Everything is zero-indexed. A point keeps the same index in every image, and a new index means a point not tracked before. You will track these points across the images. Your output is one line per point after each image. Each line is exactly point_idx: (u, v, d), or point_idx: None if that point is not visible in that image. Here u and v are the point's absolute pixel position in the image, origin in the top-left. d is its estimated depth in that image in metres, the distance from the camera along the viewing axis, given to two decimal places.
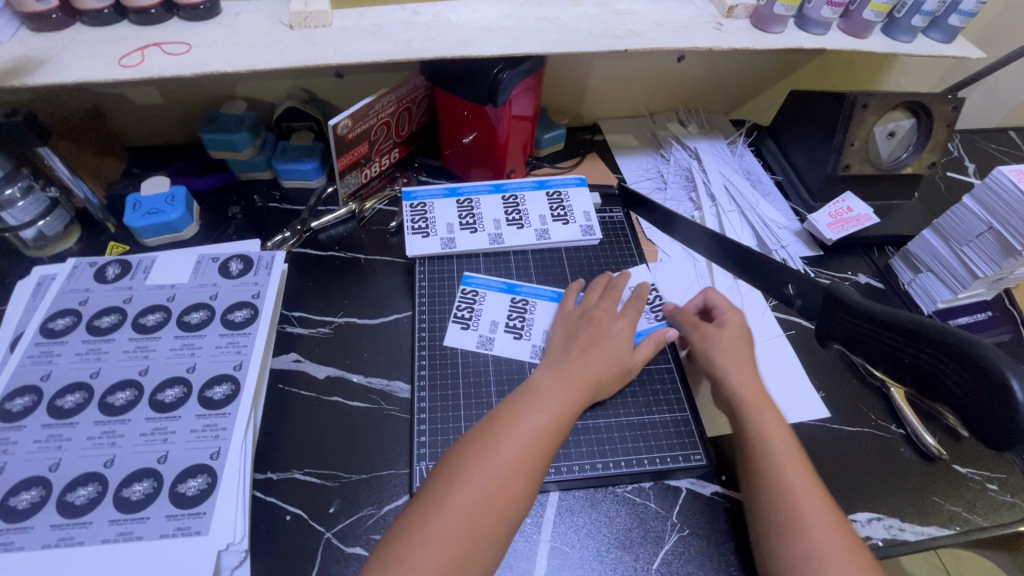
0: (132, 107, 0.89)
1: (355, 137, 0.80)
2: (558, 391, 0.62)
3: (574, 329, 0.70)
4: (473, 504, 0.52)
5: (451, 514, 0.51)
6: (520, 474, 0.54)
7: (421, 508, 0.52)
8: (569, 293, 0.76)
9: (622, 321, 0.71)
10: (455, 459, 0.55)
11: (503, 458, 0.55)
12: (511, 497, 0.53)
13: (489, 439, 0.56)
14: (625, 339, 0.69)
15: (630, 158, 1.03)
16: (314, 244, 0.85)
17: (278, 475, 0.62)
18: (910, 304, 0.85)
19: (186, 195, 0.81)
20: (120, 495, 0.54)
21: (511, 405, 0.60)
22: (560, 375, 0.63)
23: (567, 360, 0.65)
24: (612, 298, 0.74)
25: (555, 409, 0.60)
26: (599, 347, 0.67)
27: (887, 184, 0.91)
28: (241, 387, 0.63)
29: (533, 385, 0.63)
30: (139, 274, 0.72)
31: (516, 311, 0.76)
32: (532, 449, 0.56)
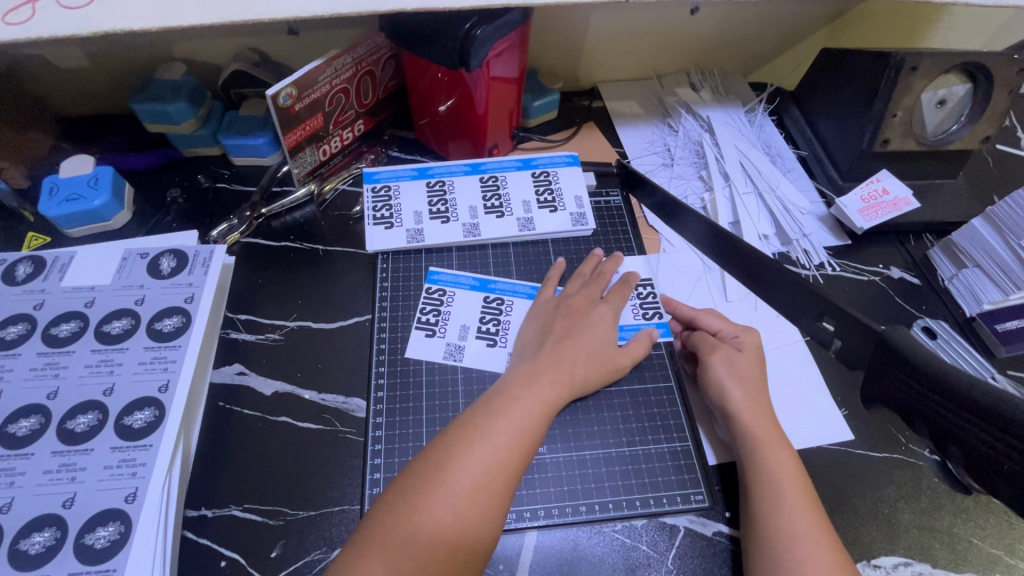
0: (53, 70, 0.77)
1: (304, 108, 0.68)
2: (526, 397, 0.54)
3: (547, 322, 0.62)
4: (427, 543, 0.44)
5: (400, 556, 0.43)
6: (482, 502, 0.47)
7: (364, 550, 0.44)
8: (547, 285, 0.67)
9: (602, 307, 0.64)
10: (407, 486, 0.47)
11: (461, 484, 0.47)
12: (471, 532, 0.46)
13: (445, 459, 0.49)
14: (604, 330, 0.62)
15: (632, 128, 0.90)
16: (266, 233, 0.74)
17: (213, 512, 0.54)
18: (949, 303, 0.74)
19: (112, 176, 0.70)
20: (16, 547, 0.46)
21: (472, 417, 0.52)
22: (528, 374, 0.56)
23: (535, 360, 0.58)
24: (596, 286, 0.66)
25: (523, 420, 0.52)
26: (572, 342, 0.59)
27: (929, 161, 0.79)
28: (166, 412, 0.54)
29: (497, 392, 0.55)
30: (53, 273, 0.62)
31: (490, 312, 0.66)
32: (497, 470, 0.49)
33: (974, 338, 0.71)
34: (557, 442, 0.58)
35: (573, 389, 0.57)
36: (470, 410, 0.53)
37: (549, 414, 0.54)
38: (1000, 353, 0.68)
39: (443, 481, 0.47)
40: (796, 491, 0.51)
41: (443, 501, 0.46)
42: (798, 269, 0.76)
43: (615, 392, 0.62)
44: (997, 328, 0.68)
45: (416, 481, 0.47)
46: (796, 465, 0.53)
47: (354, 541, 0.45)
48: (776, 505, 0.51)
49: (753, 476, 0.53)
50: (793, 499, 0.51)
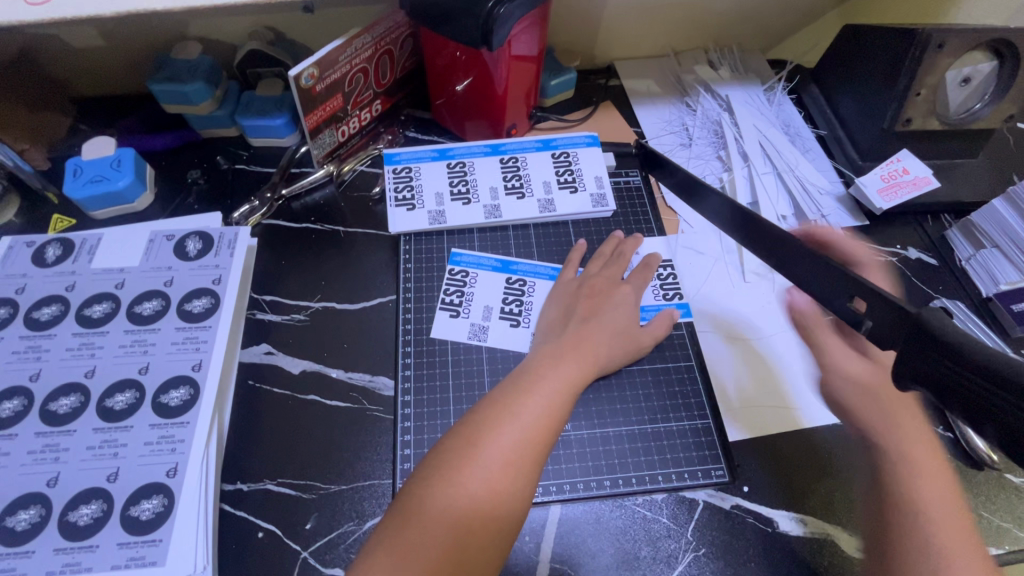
0: (70, 51, 0.76)
1: (324, 88, 0.68)
2: (551, 377, 0.55)
3: (570, 303, 0.63)
4: (457, 518, 0.46)
5: (433, 530, 0.45)
6: (510, 478, 0.48)
7: (398, 523, 0.46)
8: (568, 266, 0.68)
9: (624, 288, 0.64)
10: (438, 463, 0.49)
11: (490, 461, 0.48)
12: (499, 507, 0.47)
13: (474, 437, 0.50)
14: (627, 311, 0.63)
15: (650, 108, 0.89)
16: (287, 214, 0.74)
17: (249, 486, 0.56)
18: (965, 283, 0.74)
19: (134, 158, 0.70)
20: (65, 519, 0.48)
21: (499, 397, 0.53)
22: (554, 354, 0.57)
23: (560, 340, 0.59)
24: (617, 267, 0.67)
25: (549, 400, 0.53)
26: (596, 323, 0.60)
27: (950, 141, 0.78)
28: (200, 390, 0.55)
29: (522, 372, 0.56)
30: (82, 255, 0.63)
31: (512, 294, 0.67)
32: (524, 448, 0.50)
33: (989, 318, 0.71)
34: (581, 421, 0.60)
35: (597, 368, 0.59)
36: (497, 389, 0.54)
37: (574, 394, 0.55)
38: (1015, 332, 0.69)
39: (472, 458, 0.48)
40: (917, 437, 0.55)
41: (472, 478, 0.48)
42: None
43: (635, 370, 0.63)
44: (1013, 309, 0.69)
45: (446, 458, 0.49)
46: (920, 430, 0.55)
47: (388, 515, 0.47)
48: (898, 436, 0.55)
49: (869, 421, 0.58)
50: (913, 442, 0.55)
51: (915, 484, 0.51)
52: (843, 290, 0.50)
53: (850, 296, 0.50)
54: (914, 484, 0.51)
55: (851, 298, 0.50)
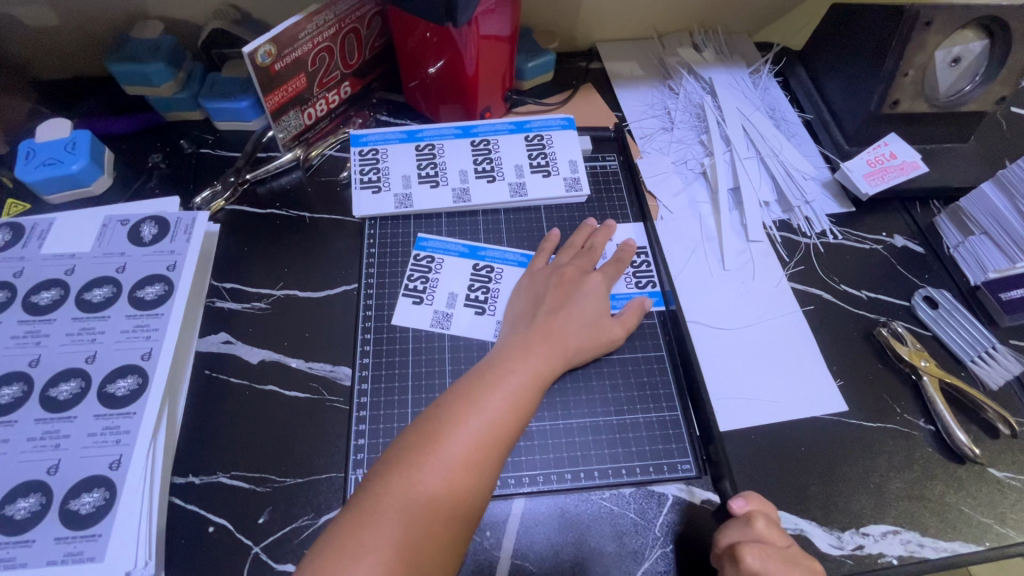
0: (26, 29, 0.74)
1: (286, 67, 0.65)
2: (518, 370, 0.53)
3: (539, 293, 0.61)
4: (417, 515, 0.44)
5: (391, 528, 0.43)
6: (473, 474, 0.47)
7: (355, 519, 0.43)
8: (540, 254, 0.65)
9: (594, 277, 0.62)
10: (398, 457, 0.47)
11: (455, 453, 0.47)
12: (461, 503, 0.46)
13: (438, 427, 0.48)
14: (597, 301, 0.61)
15: (632, 90, 0.86)
16: (251, 200, 0.72)
17: (201, 479, 0.54)
18: (953, 272, 0.72)
19: (90, 141, 0.68)
20: (1, 513, 0.46)
21: (465, 388, 0.51)
22: (524, 344, 0.56)
23: (528, 332, 0.57)
24: (588, 256, 0.65)
25: (515, 394, 0.52)
26: (566, 314, 0.58)
27: (938, 124, 0.75)
28: (149, 379, 0.53)
29: (488, 364, 0.54)
30: (32, 241, 0.60)
31: (479, 280, 0.65)
32: (487, 443, 0.48)
33: (978, 308, 0.68)
34: (546, 411, 0.58)
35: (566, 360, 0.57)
36: (462, 382, 0.52)
37: (540, 388, 0.54)
38: (1003, 322, 0.66)
39: (434, 453, 0.46)
40: None
41: (435, 472, 0.45)
42: (799, 237, 0.74)
43: (605, 360, 0.61)
44: (1002, 297, 0.66)
45: (407, 452, 0.47)
46: None
47: (344, 512, 0.44)
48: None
49: None
50: None
51: None
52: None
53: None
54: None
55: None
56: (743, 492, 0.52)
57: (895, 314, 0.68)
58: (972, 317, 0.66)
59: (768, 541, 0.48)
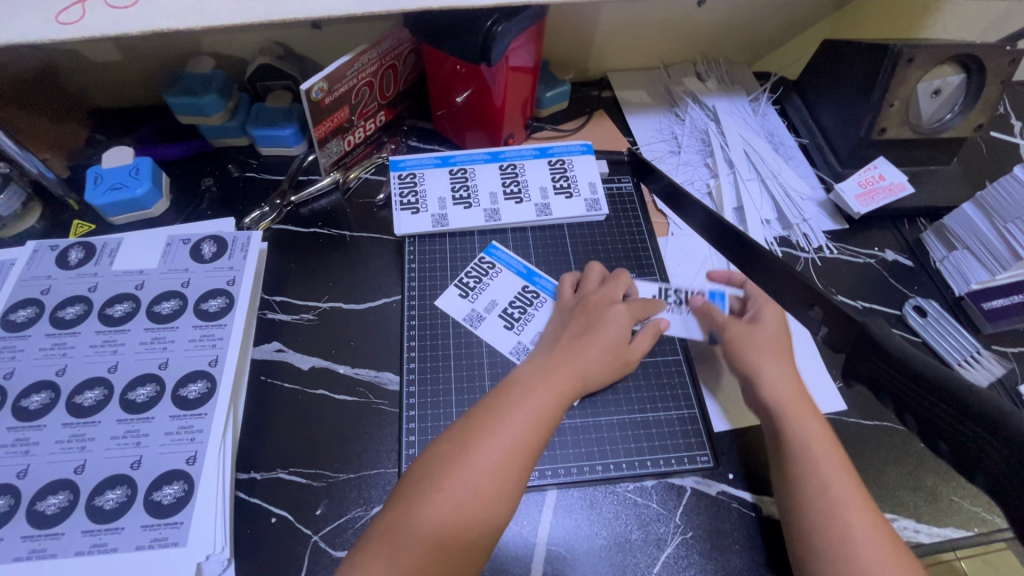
0: (88, 65, 0.80)
1: (333, 101, 0.72)
2: (538, 393, 0.56)
3: (565, 321, 0.65)
4: (446, 526, 0.47)
5: (413, 537, 0.46)
6: (491, 489, 0.50)
7: (383, 528, 0.47)
8: (563, 286, 0.71)
9: (618, 307, 0.65)
10: (424, 472, 0.50)
11: (480, 469, 0.50)
12: (480, 519, 0.48)
13: (464, 445, 0.52)
14: (619, 329, 0.64)
15: (642, 117, 0.94)
16: (295, 220, 0.78)
17: (262, 475, 0.59)
18: (940, 284, 0.78)
19: (151, 167, 0.74)
20: (91, 504, 0.51)
21: (490, 406, 0.55)
22: (548, 364, 0.60)
23: (551, 357, 0.61)
24: (615, 287, 0.68)
25: (536, 414, 0.55)
26: (587, 338, 0.62)
27: (923, 149, 0.83)
28: (217, 383, 0.59)
29: (511, 386, 0.57)
30: (103, 258, 0.66)
31: (523, 301, 0.71)
32: (508, 460, 0.51)
33: (963, 316, 0.75)
34: (575, 412, 0.63)
35: (586, 381, 0.60)
36: (486, 402, 0.56)
37: (559, 408, 0.57)
38: (986, 329, 0.73)
39: (457, 469, 0.50)
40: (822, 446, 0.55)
41: (455, 485, 0.49)
42: (799, 252, 0.81)
43: (628, 364, 0.67)
44: (984, 307, 0.73)
45: (431, 467, 0.51)
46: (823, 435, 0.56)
47: (378, 521, 0.49)
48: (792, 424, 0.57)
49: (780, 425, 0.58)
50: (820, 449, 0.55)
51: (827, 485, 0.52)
52: (804, 301, 0.54)
53: (811, 306, 0.53)
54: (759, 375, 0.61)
55: (812, 308, 0.54)
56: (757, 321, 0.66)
57: (888, 322, 0.75)
58: (958, 325, 0.73)
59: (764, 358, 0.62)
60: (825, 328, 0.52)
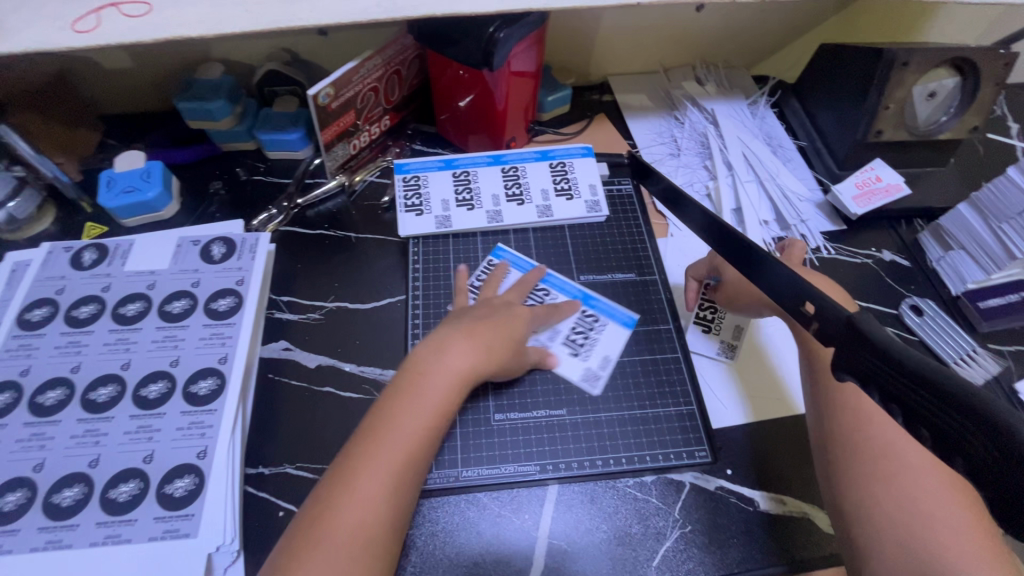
0: (102, 72, 0.82)
1: (339, 105, 0.74)
2: (421, 385, 0.54)
3: (465, 310, 0.63)
4: (354, 533, 0.47)
5: (326, 541, 0.47)
6: (393, 490, 0.49)
7: (291, 543, 0.47)
8: (495, 274, 0.72)
9: (520, 308, 0.65)
10: (328, 481, 0.50)
11: (381, 472, 0.49)
12: (385, 522, 0.49)
13: (370, 446, 0.51)
14: (519, 320, 0.63)
15: (642, 120, 0.95)
16: (302, 222, 0.80)
17: (270, 470, 0.61)
18: (937, 283, 0.79)
19: (162, 171, 0.76)
20: (105, 496, 0.53)
21: (389, 401, 0.54)
22: (433, 348, 0.57)
23: (438, 341, 0.58)
24: (519, 291, 0.69)
25: (432, 407, 0.53)
26: (481, 322, 0.60)
27: (919, 150, 0.84)
28: (227, 380, 0.60)
29: (403, 371, 0.56)
30: (116, 259, 0.68)
31: (584, 327, 0.70)
32: (405, 458, 0.51)
33: (960, 315, 0.76)
34: (575, 409, 0.65)
35: (484, 368, 0.58)
36: (381, 399, 0.55)
37: (454, 397, 0.55)
38: (982, 327, 0.74)
39: (361, 472, 0.49)
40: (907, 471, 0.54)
41: (357, 493, 0.48)
42: None
43: (627, 362, 0.68)
44: (980, 306, 0.74)
45: (334, 474, 0.50)
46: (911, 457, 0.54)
47: (288, 534, 0.48)
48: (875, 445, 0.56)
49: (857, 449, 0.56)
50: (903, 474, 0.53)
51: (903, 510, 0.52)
52: (797, 298, 0.56)
53: (802, 301, 0.54)
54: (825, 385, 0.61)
55: (803, 303, 0.54)
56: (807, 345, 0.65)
57: (885, 320, 0.76)
58: (954, 323, 0.74)
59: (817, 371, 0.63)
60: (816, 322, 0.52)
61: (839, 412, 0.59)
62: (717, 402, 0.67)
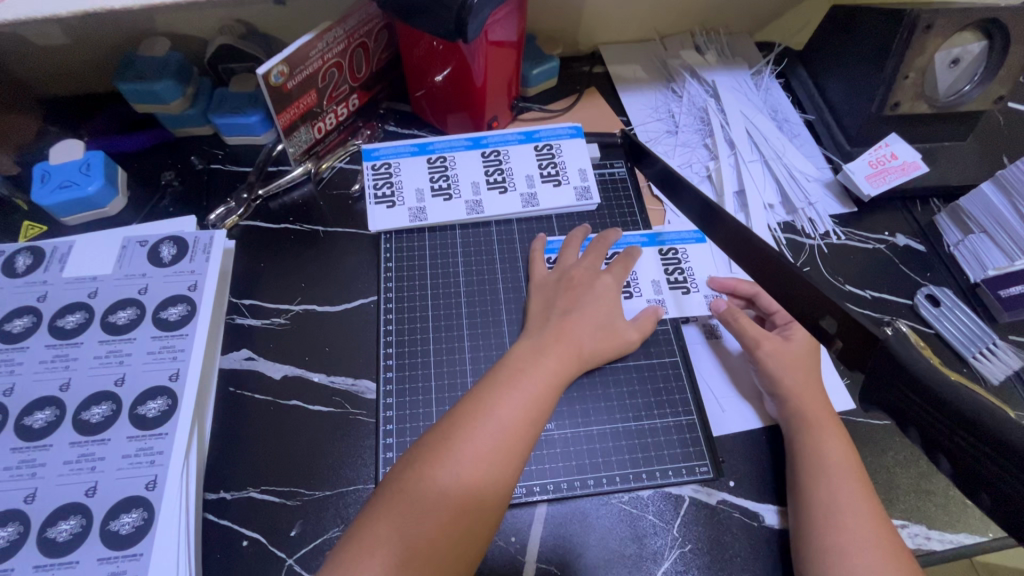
0: (33, 49, 0.73)
1: (297, 86, 0.66)
2: (531, 368, 0.54)
3: (551, 297, 0.62)
4: (450, 500, 0.45)
5: (419, 505, 0.45)
6: (497, 465, 0.47)
7: (383, 501, 0.45)
8: (566, 252, 0.67)
9: (605, 278, 0.64)
10: (426, 442, 0.48)
11: (484, 443, 0.48)
12: (481, 497, 0.46)
13: (471, 416, 0.49)
14: (609, 303, 0.62)
15: (637, 94, 0.87)
16: (264, 215, 0.72)
17: (232, 495, 0.55)
18: (954, 270, 0.73)
19: (104, 162, 0.68)
20: (43, 536, 0.48)
21: (495, 378, 0.53)
22: (542, 340, 0.57)
23: (539, 336, 0.58)
24: (597, 256, 0.66)
25: (540, 392, 0.53)
26: (576, 316, 0.60)
27: (937, 124, 0.77)
28: (179, 399, 0.55)
29: (508, 358, 0.56)
30: (53, 264, 0.61)
31: (671, 264, 0.70)
32: (514, 433, 0.49)
33: (978, 305, 0.70)
34: (565, 421, 0.60)
35: (581, 362, 0.58)
36: (486, 376, 0.54)
37: (556, 390, 0.54)
38: (1002, 318, 0.68)
39: (464, 440, 0.48)
40: (841, 469, 0.53)
41: (459, 457, 0.47)
42: (803, 238, 0.76)
43: (621, 366, 0.63)
44: (1001, 295, 0.68)
45: (433, 437, 0.48)
46: (845, 455, 0.54)
47: (376, 497, 0.46)
48: (816, 444, 0.55)
49: (800, 453, 0.55)
50: (836, 473, 0.52)
51: (836, 513, 0.50)
52: (813, 301, 0.50)
53: (821, 317, 0.49)
54: (811, 435, 0.55)
55: (820, 320, 0.49)
56: (787, 333, 0.62)
57: (898, 312, 0.70)
58: (974, 315, 0.68)
59: (784, 358, 0.60)
60: (839, 339, 0.48)
61: (785, 410, 0.58)
62: (718, 408, 0.62)
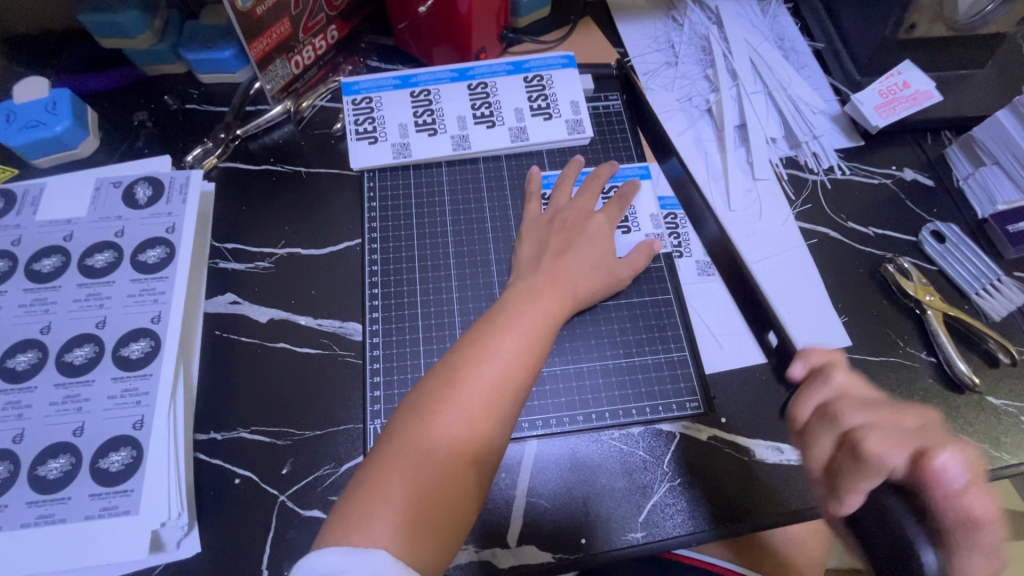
0: None
1: (268, 12, 0.61)
2: (531, 308, 0.53)
3: (543, 238, 0.60)
4: (457, 443, 0.45)
5: (425, 451, 0.44)
6: (500, 406, 0.47)
7: (392, 447, 0.44)
8: (558, 189, 0.64)
9: (598, 218, 0.62)
10: (429, 386, 0.47)
11: (483, 388, 0.47)
12: (486, 441, 0.46)
13: (468, 362, 0.48)
14: (601, 241, 0.60)
15: (635, 23, 0.82)
16: (244, 156, 0.69)
17: (223, 435, 0.54)
18: (962, 204, 0.70)
19: (72, 100, 0.65)
20: (34, 474, 0.48)
21: (489, 323, 0.52)
22: (535, 283, 0.55)
23: (534, 277, 0.56)
24: (589, 195, 0.64)
25: (536, 335, 0.51)
26: (570, 256, 0.58)
27: (954, 49, 0.72)
28: (162, 341, 0.54)
29: (502, 303, 0.54)
30: (25, 207, 0.59)
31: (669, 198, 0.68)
32: (512, 377, 0.48)
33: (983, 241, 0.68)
34: (554, 357, 0.59)
35: (574, 305, 0.56)
36: (484, 319, 0.53)
37: (553, 331, 0.53)
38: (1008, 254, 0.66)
39: (464, 386, 0.47)
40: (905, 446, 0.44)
41: (467, 397, 0.46)
42: (806, 173, 0.73)
43: (612, 304, 0.62)
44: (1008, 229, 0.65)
45: (438, 380, 0.48)
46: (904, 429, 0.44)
47: (380, 446, 0.45)
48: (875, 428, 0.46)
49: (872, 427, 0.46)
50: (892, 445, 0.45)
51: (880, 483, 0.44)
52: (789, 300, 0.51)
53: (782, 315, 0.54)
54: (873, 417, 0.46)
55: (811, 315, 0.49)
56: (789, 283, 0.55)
57: (901, 249, 0.68)
58: (979, 251, 0.66)
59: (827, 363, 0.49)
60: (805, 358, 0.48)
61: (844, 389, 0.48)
62: (710, 345, 0.61)
